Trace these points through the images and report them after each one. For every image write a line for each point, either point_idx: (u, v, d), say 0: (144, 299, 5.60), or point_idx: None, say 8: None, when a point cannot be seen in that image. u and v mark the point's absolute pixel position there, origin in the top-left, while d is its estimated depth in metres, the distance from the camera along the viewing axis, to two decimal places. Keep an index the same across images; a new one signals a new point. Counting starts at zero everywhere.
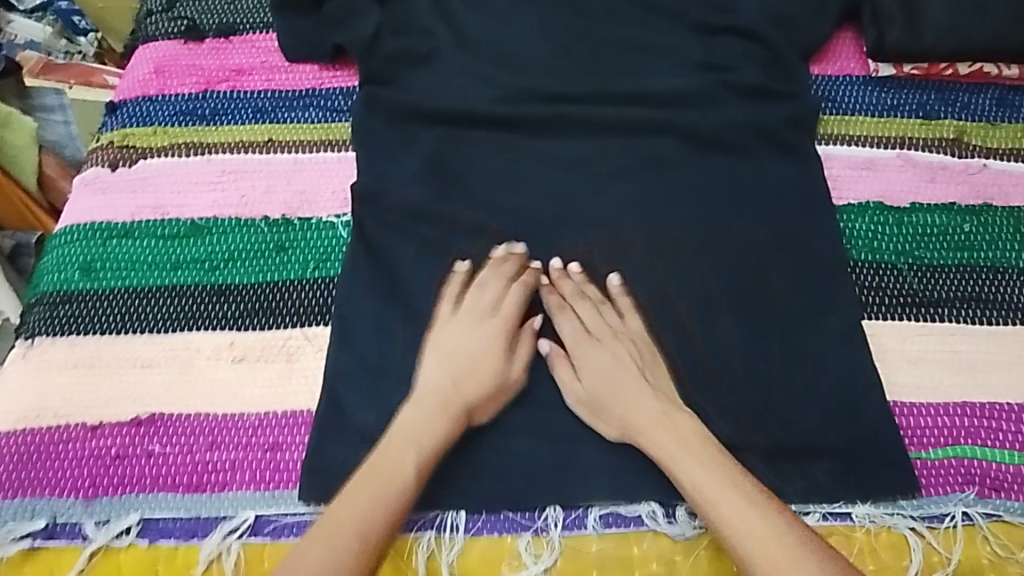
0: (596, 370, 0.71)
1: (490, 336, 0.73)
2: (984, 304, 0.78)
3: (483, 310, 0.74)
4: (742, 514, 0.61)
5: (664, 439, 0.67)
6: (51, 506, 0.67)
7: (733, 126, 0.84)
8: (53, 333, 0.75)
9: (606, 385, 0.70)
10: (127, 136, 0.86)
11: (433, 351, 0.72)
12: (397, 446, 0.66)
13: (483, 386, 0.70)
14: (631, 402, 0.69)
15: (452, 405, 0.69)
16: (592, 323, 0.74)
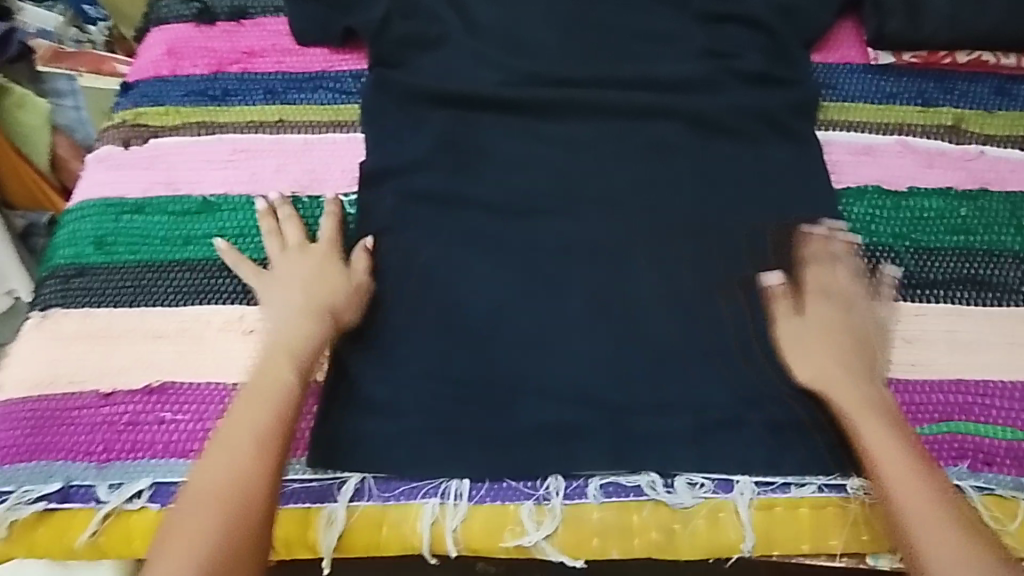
0: (808, 323, 0.73)
1: (340, 286, 0.74)
2: (979, 286, 0.79)
3: (334, 265, 0.75)
4: (912, 490, 0.62)
5: (869, 408, 0.67)
6: (65, 469, 0.69)
7: (735, 110, 0.86)
8: (67, 305, 0.77)
9: (801, 346, 0.72)
10: (140, 115, 0.88)
11: (288, 307, 0.72)
12: (241, 426, 0.65)
13: (301, 341, 0.70)
14: (808, 361, 0.71)
15: (295, 379, 0.68)
16: (822, 283, 0.75)
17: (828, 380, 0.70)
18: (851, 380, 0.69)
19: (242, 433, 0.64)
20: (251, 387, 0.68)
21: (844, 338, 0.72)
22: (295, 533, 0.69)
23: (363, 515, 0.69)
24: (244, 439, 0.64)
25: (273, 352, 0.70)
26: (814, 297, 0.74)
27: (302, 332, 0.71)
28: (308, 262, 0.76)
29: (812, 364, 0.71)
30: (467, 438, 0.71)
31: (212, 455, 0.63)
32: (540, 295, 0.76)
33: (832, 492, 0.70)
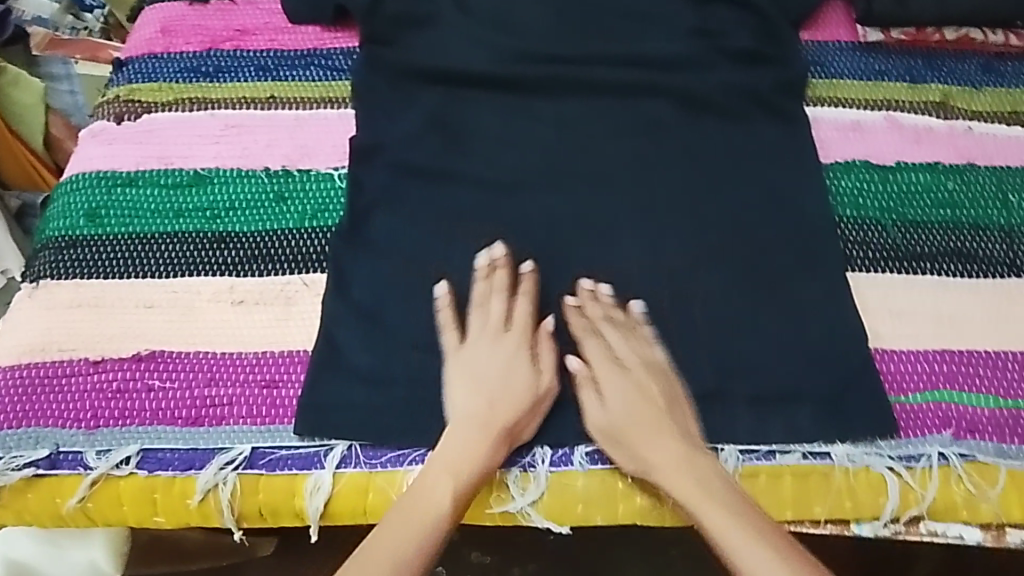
0: (618, 399, 0.69)
1: (542, 391, 0.70)
2: (965, 259, 0.80)
3: (522, 359, 0.71)
4: (753, 561, 0.62)
5: (690, 475, 0.66)
6: (54, 435, 0.69)
7: (723, 86, 0.86)
8: (58, 276, 0.78)
9: (641, 425, 0.68)
10: (133, 91, 0.89)
11: (476, 394, 0.69)
12: (427, 516, 0.64)
13: (487, 449, 0.67)
14: (656, 443, 0.67)
15: (479, 473, 0.67)
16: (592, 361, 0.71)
17: (663, 464, 0.67)
18: (666, 451, 0.67)
19: (424, 523, 0.64)
20: (432, 478, 0.66)
21: (606, 408, 0.69)
22: (282, 501, 0.69)
23: (349, 481, 0.70)
24: (421, 528, 0.64)
25: (464, 441, 0.67)
26: (599, 372, 0.71)
27: (506, 420, 0.68)
28: (513, 343, 0.71)
29: (659, 444, 0.67)
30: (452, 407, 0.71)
31: (383, 539, 0.63)
32: None
33: (817, 460, 0.70)
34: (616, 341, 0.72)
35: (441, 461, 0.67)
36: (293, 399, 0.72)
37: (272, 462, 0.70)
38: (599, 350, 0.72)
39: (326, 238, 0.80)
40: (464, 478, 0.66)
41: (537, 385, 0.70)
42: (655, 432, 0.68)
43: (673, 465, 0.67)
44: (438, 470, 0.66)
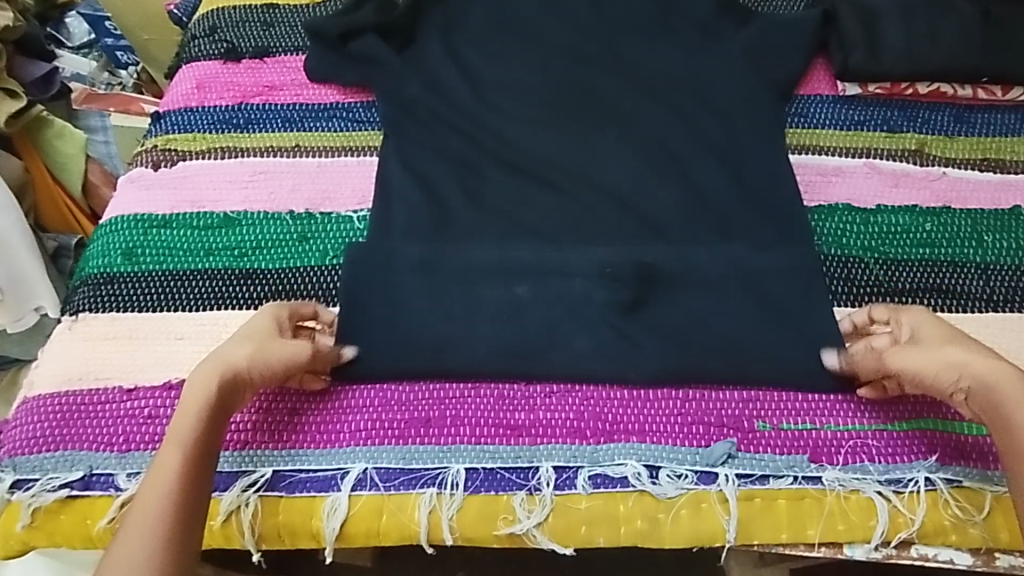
0: (947, 365, 0.69)
1: (270, 348, 0.72)
2: (944, 294, 0.85)
3: (249, 336, 0.73)
4: None
5: (1015, 385, 0.66)
6: (88, 458, 0.74)
7: (710, 143, 0.94)
8: (96, 309, 0.84)
9: (936, 358, 0.69)
10: (169, 141, 0.97)
11: (197, 373, 0.71)
12: (150, 503, 0.62)
13: (210, 388, 0.69)
14: (959, 359, 0.68)
15: (197, 461, 0.66)
16: (914, 331, 0.73)
17: (976, 376, 0.67)
18: (969, 365, 0.68)
19: (151, 509, 0.62)
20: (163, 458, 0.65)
21: (952, 344, 0.70)
22: (300, 521, 0.73)
23: (364, 503, 0.73)
24: (154, 516, 0.62)
25: (184, 420, 0.68)
26: (930, 333, 0.72)
27: (206, 387, 0.69)
28: (249, 326, 0.75)
29: (965, 361, 0.68)
30: (465, 431, 0.76)
31: (127, 543, 0.60)
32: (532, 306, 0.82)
33: (809, 484, 0.73)
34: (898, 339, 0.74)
35: (167, 446, 0.66)
36: (314, 425, 0.76)
37: (292, 484, 0.74)
38: (918, 323, 0.73)
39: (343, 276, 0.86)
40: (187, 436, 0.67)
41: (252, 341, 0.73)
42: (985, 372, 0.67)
43: (999, 371, 0.67)
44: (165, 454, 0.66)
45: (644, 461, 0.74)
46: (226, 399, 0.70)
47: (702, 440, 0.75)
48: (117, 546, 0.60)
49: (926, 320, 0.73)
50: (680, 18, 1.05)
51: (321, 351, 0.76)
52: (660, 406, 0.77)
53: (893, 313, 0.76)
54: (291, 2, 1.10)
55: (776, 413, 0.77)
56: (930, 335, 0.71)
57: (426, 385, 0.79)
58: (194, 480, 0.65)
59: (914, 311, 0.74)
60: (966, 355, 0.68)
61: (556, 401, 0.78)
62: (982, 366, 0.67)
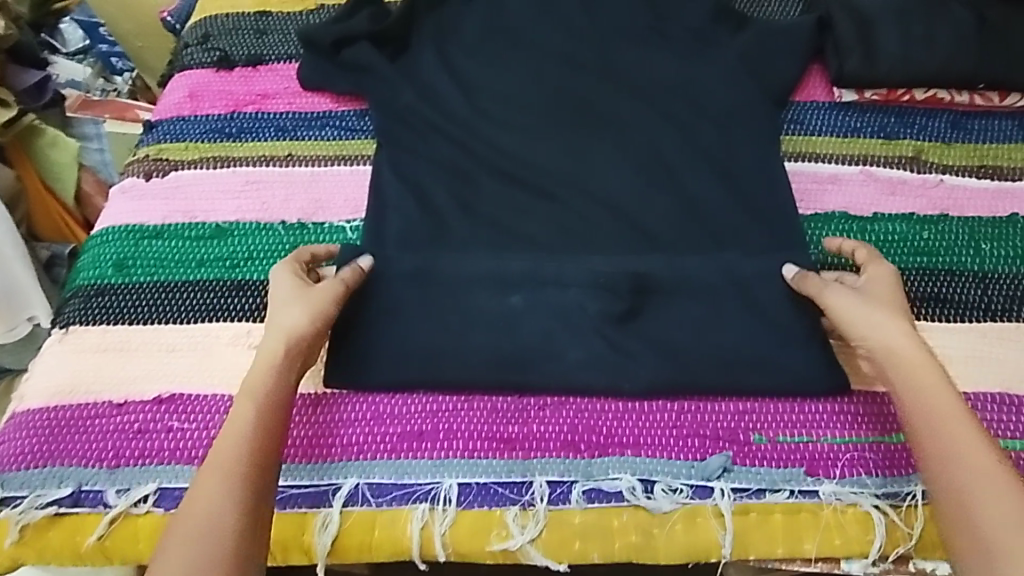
0: (866, 319, 0.73)
1: (310, 301, 0.77)
2: (942, 303, 0.84)
3: (292, 296, 0.77)
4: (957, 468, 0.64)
5: (918, 368, 0.69)
6: (78, 474, 0.73)
7: (705, 151, 0.93)
8: (86, 321, 0.83)
9: (865, 311, 0.74)
10: (162, 150, 0.96)
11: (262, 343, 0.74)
12: (228, 446, 0.66)
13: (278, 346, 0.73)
14: (882, 325, 0.72)
15: (275, 409, 0.69)
16: (869, 283, 0.77)
17: (889, 341, 0.71)
18: (886, 326, 0.72)
19: (232, 451, 0.66)
20: (239, 407, 0.69)
21: (888, 309, 0.74)
22: (292, 536, 0.72)
23: (357, 518, 0.72)
24: (235, 459, 0.65)
25: (257, 374, 0.71)
26: (880, 292, 0.76)
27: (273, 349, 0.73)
28: (286, 289, 0.78)
29: (885, 326, 0.72)
30: (458, 445, 0.75)
31: (207, 479, 0.64)
32: (525, 317, 0.81)
33: (805, 498, 0.73)
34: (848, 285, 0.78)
35: (242, 396, 0.70)
36: (305, 438, 0.76)
37: (283, 499, 0.73)
38: (879, 281, 0.77)
39: None
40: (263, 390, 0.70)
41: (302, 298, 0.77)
42: (893, 334, 0.72)
43: (915, 350, 0.70)
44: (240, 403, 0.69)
45: (639, 475, 0.73)
46: (297, 357, 0.74)
47: (698, 454, 0.74)
48: (199, 481, 0.64)
49: (886, 283, 0.77)
50: (675, 25, 1.04)
51: (349, 276, 0.80)
52: (655, 419, 0.76)
53: (868, 261, 0.80)
54: (283, 9, 1.09)
55: (772, 425, 0.76)
56: (874, 292, 0.76)
57: (419, 398, 0.78)
58: (272, 426, 0.68)
59: (880, 271, 0.78)
60: (894, 321, 0.72)
61: (550, 414, 0.77)
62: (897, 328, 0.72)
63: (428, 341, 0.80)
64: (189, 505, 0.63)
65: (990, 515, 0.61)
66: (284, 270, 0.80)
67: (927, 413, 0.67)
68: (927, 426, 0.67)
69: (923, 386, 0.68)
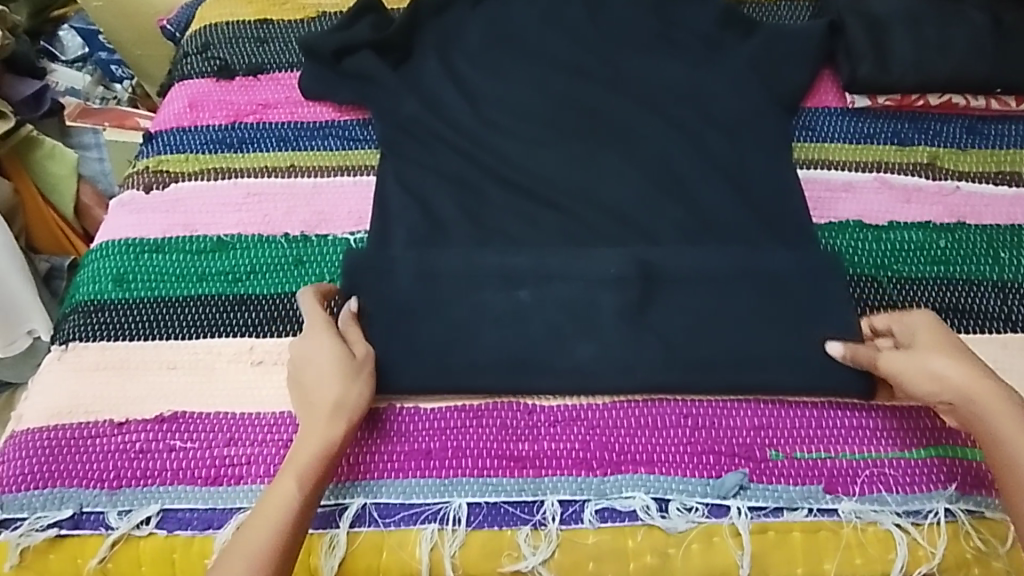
0: (930, 375, 0.69)
1: (351, 374, 0.73)
2: (961, 314, 0.82)
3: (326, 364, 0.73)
4: None
5: (993, 399, 0.67)
6: (78, 495, 0.71)
7: (716, 160, 0.92)
8: (85, 338, 0.81)
9: (923, 366, 0.70)
10: (161, 162, 0.94)
11: (310, 422, 0.70)
12: (276, 507, 0.65)
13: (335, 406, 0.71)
14: (946, 371, 0.69)
15: (325, 458, 0.68)
16: (910, 334, 0.73)
17: (955, 391, 0.68)
18: (953, 371, 0.69)
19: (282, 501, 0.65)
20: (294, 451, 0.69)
21: (944, 353, 0.70)
22: (297, 559, 0.70)
23: (365, 540, 0.71)
24: (285, 507, 0.65)
25: (308, 423, 0.70)
26: (926, 339, 0.72)
27: (320, 433, 0.69)
28: (323, 357, 0.73)
29: (954, 374, 0.69)
30: (467, 464, 0.73)
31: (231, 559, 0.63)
32: (535, 331, 0.80)
33: (824, 517, 0.71)
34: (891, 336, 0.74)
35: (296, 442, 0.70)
36: None
37: None
38: (916, 323, 0.73)
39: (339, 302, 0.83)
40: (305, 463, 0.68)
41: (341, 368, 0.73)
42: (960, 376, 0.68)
43: (984, 392, 0.67)
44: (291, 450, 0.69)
45: (653, 493, 0.72)
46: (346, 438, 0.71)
47: (712, 471, 0.73)
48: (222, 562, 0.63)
49: (924, 320, 0.73)
50: (682, 31, 1.02)
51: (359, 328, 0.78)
52: (669, 435, 0.75)
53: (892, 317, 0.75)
54: (284, 16, 1.08)
55: (789, 440, 0.74)
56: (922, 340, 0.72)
57: (427, 415, 0.76)
58: (322, 475, 0.68)
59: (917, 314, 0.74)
60: (951, 375, 0.69)
61: (561, 431, 0.75)
62: (960, 370, 0.69)
63: (435, 357, 0.78)
64: None
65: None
66: (310, 329, 0.76)
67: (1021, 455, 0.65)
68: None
69: (996, 437, 0.66)
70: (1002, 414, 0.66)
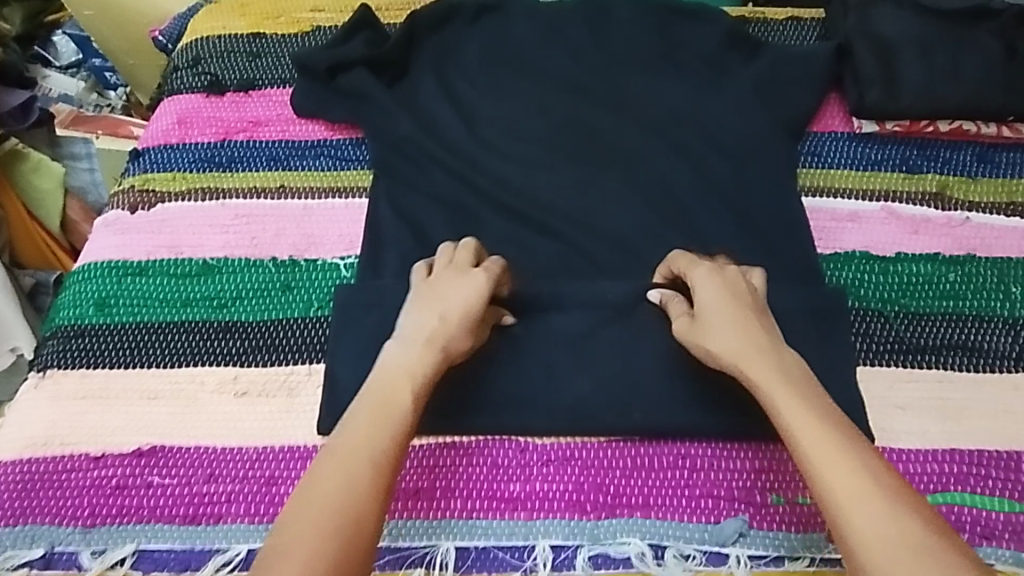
0: (722, 336, 0.70)
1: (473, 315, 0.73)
2: (970, 352, 0.79)
3: (466, 317, 0.72)
4: (857, 498, 0.58)
5: (764, 379, 0.67)
6: (50, 534, 0.69)
7: (719, 187, 0.89)
8: (64, 365, 0.78)
9: (716, 324, 0.71)
10: (148, 180, 0.92)
11: (416, 345, 0.70)
12: (386, 410, 0.65)
13: (426, 365, 0.69)
14: (727, 336, 0.70)
15: (432, 375, 0.69)
16: (703, 289, 0.74)
17: (740, 352, 0.69)
18: (732, 342, 0.70)
19: (359, 454, 0.62)
20: (367, 405, 0.65)
21: (722, 323, 0.71)
22: None
23: None
24: (359, 460, 0.61)
25: (400, 366, 0.68)
26: (717, 305, 0.72)
27: (418, 359, 0.69)
28: (447, 289, 0.74)
29: (730, 337, 0.70)
30: (456, 506, 0.71)
31: (336, 458, 0.61)
32: (529, 364, 0.77)
33: (827, 567, 0.68)
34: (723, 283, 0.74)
35: (369, 397, 0.66)
36: None
37: None
38: (720, 281, 0.74)
39: (326, 330, 0.81)
40: (421, 378, 0.68)
41: (460, 304, 0.73)
42: (728, 338, 0.70)
43: (756, 358, 0.68)
44: (361, 404, 0.66)
45: (649, 539, 0.69)
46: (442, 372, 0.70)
47: (711, 517, 0.70)
48: (326, 459, 0.61)
49: (706, 280, 0.74)
50: (685, 51, 1.00)
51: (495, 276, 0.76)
52: (666, 477, 0.72)
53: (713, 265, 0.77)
54: (278, 30, 1.05)
55: (791, 484, 0.71)
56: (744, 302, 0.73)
57: (415, 451, 0.73)
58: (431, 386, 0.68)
59: (730, 277, 0.75)
60: (784, 352, 0.70)
61: (554, 471, 0.72)
62: (741, 336, 0.70)
63: None
64: (318, 477, 0.60)
65: (888, 549, 0.54)
66: (473, 280, 0.74)
67: (801, 433, 0.63)
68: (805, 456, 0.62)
69: (800, 411, 0.64)
70: (793, 392, 0.66)
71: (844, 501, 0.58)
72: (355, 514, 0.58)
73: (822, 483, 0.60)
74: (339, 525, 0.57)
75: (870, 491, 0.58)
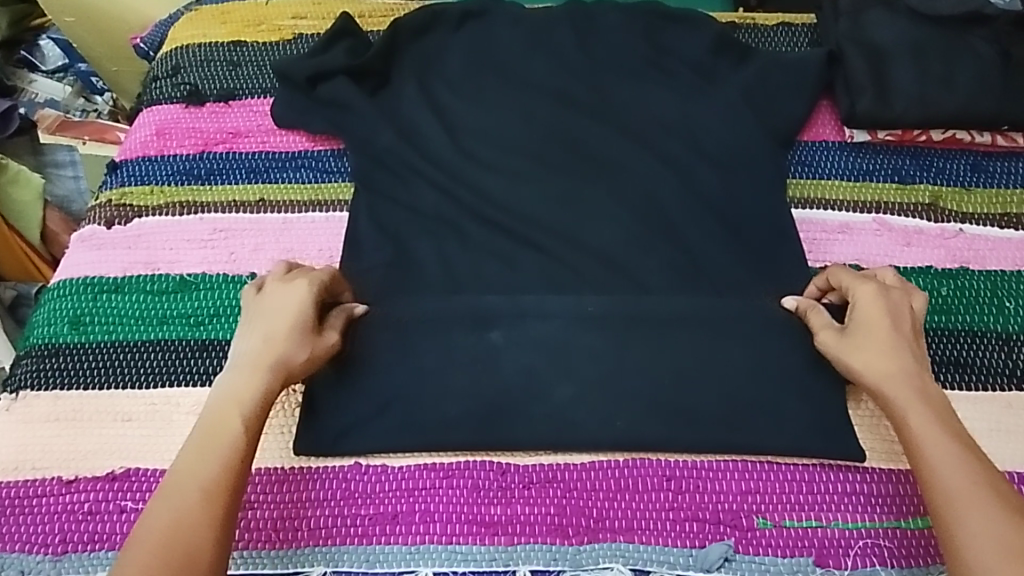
0: (871, 356, 0.70)
1: (300, 328, 0.71)
2: (963, 368, 0.78)
3: (290, 331, 0.71)
4: (991, 524, 0.59)
5: (906, 400, 0.67)
6: (20, 561, 0.68)
7: (707, 198, 0.87)
8: (38, 387, 0.77)
9: (867, 343, 0.70)
10: (124, 195, 0.90)
11: (243, 369, 0.69)
12: (221, 438, 0.65)
13: (256, 389, 0.68)
14: (879, 358, 0.69)
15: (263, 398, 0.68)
16: (864, 305, 0.72)
17: (887, 374, 0.68)
18: (881, 363, 0.69)
19: (187, 487, 0.62)
20: (197, 438, 0.65)
21: (877, 344, 0.70)
22: None
23: None
24: (188, 493, 0.62)
25: (229, 391, 0.68)
26: (872, 323, 0.71)
27: (250, 385, 0.68)
28: (271, 304, 0.73)
29: (879, 359, 0.69)
30: (435, 530, 0.69)
31: (167, 490, 0.62)
32: (510, 383, 0.75)
33: None
34: (883, 301, 0.72)
35: (199, 430, 0.66)
36: (269, 522, 0.70)
37: None
38: (880, 300, 0.72)
39: None
40: (250, 401, 0.67)
41: (284, 318, 0.71)
42: (878, 359, 0.69)
43: (901, 379, 0.68)
44: (191, 440, 0.66)
45: (632, 565, 0.67)
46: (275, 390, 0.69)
47: (696, 541, 0.68)
48: (159, 492, 0.62)
49: (869, 296, 0.72)
50: (673, 58, 0.98)
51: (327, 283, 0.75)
52: (650, 499, 0.70)
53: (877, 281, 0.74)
54: (258, 37, 1.03)
55: (778, 507, 0.70)
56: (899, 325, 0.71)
57: (395, 474, 0.72)
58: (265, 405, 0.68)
59: (894, 294, 0.73)
60: (928, 376, 0.69)
61: (536, 494, 0.71)
62: (892, 359, 0.69)
63: (404, 414, 0.74)
64: (150, 512, 0.61)
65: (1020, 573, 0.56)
66: (296, 291, 0.73)
67: (934, 456, 0.63)
68: (938, 477, 0.62)
69: (932, 425, 0.65)
70: (931, 415, 0.66)
71: (959, 505, 0.61)
72: (185, 543, 0.59)
73: (942, 490, 0.62)
74: (167, 559, 0.58)
75: (991, 505, 0.60)
